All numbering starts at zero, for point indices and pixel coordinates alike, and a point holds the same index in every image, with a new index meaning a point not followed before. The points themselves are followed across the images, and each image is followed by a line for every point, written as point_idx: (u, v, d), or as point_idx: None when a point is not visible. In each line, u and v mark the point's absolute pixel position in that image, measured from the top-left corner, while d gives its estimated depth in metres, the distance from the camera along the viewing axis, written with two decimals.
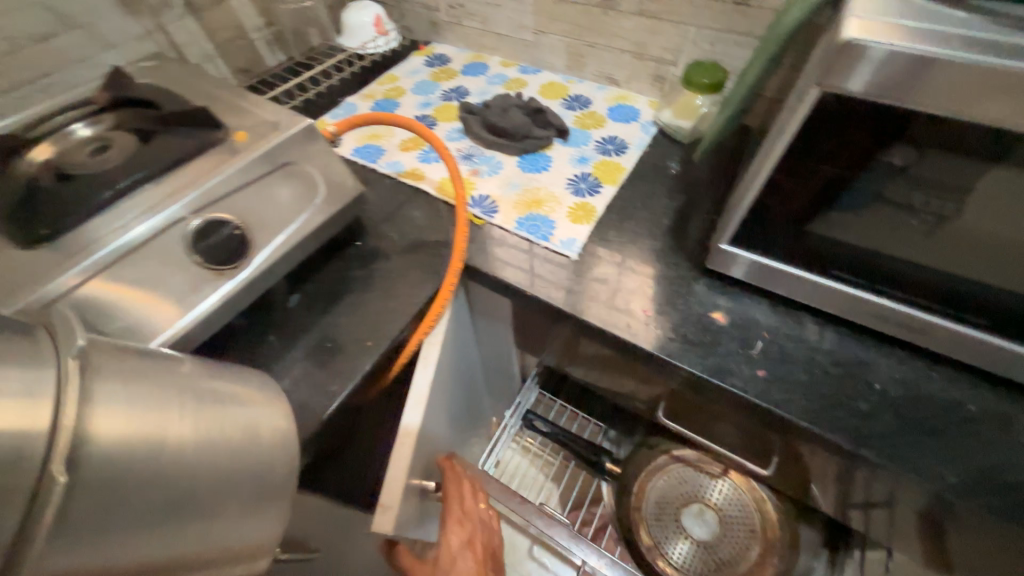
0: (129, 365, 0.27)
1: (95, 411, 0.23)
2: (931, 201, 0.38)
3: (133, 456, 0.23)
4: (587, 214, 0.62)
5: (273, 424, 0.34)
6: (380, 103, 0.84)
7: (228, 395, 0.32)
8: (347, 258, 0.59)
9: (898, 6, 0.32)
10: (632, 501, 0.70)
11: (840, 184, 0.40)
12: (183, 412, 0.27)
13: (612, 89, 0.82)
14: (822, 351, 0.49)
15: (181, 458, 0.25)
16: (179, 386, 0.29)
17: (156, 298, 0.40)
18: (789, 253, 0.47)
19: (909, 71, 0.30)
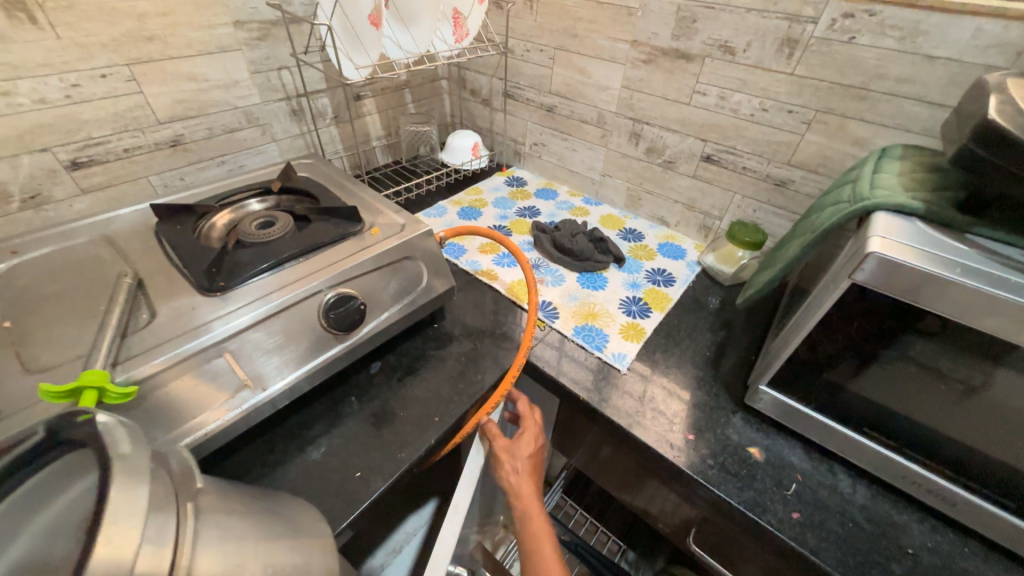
0: (220, 506, 0.30)
1: (198, 553, 0.26)
2: (958, 367, 0.42)
3: None
4: (637, 333, 0.71)
5: (327, 558, 0.35)
6: (465, 209, 0.97)
7: (291, 531, 0.34)
8: (425, 338, 0.69)
9: (914, 234, 0.42)
10: None
11: (869, 352, 0.47)
12: (257, 553, 0.29)
13: (662, 229, 0.95)
14: (855, 504, 0.52)
15: None
16: (256, 525, 0.31)
17: (214, 390, 0.45)
18: (823, 403, 0.53)
19: (922, 284, 0.39)
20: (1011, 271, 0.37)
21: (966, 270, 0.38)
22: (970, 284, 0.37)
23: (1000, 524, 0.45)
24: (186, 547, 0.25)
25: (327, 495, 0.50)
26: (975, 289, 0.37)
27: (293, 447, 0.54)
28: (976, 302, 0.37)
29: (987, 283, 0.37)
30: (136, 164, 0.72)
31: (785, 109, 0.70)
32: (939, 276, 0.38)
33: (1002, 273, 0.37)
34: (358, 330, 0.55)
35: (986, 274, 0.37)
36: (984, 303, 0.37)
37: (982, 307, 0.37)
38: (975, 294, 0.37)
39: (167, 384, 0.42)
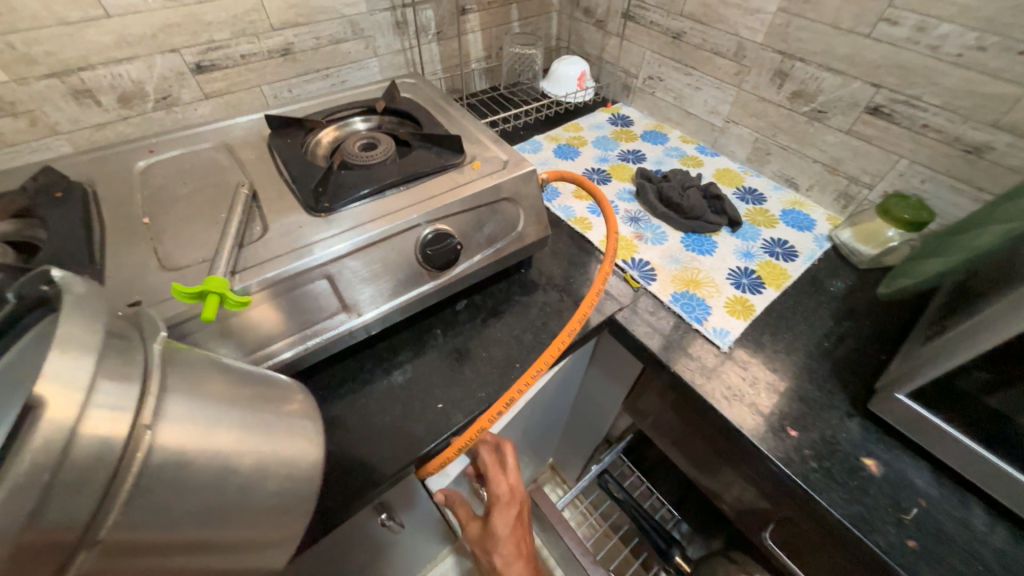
0: (196, 372, 0.27)
1: (165, 417, 0.23)
2: None
3: (190, 463, 0.23)
4: (744, 310, 0.63)
5: (313, 445, 0.32)
6: (562, 148, 0.90)
7: (278, 410, 0.31)
8: (512, 282, 0.66)
9: None
10: None
11: None
12: (232, 424, 0.26)
13: (789, 192, 0.81)
14: (990, 547, 0.44)
15: (231, 465, 0.25)
16: (236, 395, 0.28)
17: (314, 310, 0.47)
18: (980, 429, 0.44)
19: None
20: None
21: None
22: None
23: None
24: (150, 402, 0.23)
25: (410, 421, 0.52)
26: None
27: (381, 369, 0.56)
28: None
29: None
30: (250, 71, 0.72)
31: (1014, 49, 0.53)
32: None
33: None
34: (451, 269, 0.54)
35: None
36: None
37: None
38: None
39: (273, 300, 0.44)
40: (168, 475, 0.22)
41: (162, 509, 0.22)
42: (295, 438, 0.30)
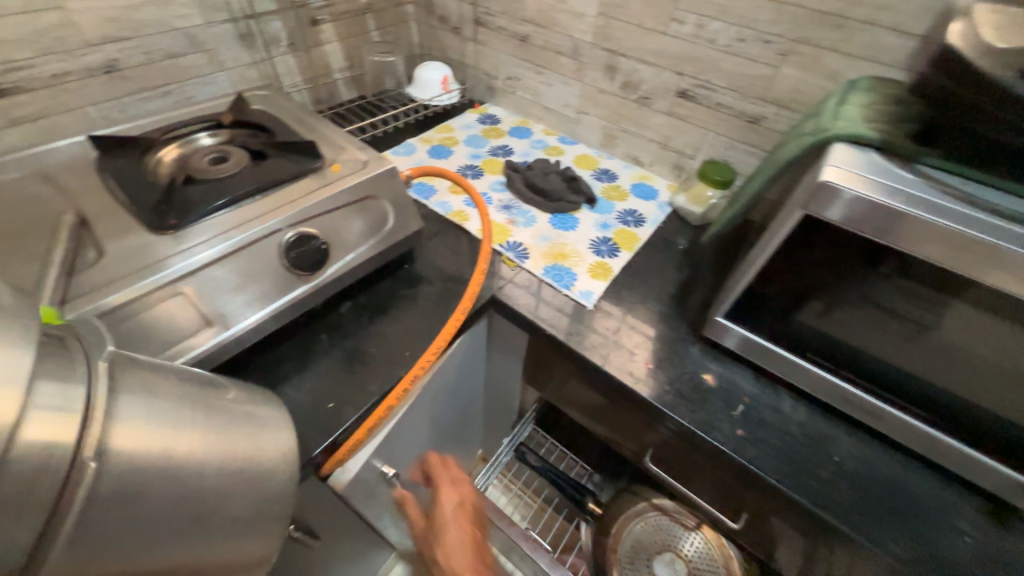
0: (152, 379, 0.27)
1: (118, 425, 0.23)
2: (912, 308, 0.45)
3: (149, 470, 0.24)
4: (605, 273, 0.72)
5: (277, 446, 0.33)
6: (436, 148, 0.94)
7: (240, 412, 0.32)
8: (396, 278, 0.68)
9: (870, 164, 0.43)
10: (609, 541, 0.75)
11: (817, 286, 0.49)
12: (195, 427, 0.27)
13: (636, 169, 0.94)
14: (794, 421, 0.56)
15: (195, 471, 0.26)
16: (195, 399, 0.29)
17: (178, 323, 0.45)
18: (772, 332, 0.56)
19: (882, 216, 0.41)
20: (965, 204, 0.39)
21: (915, 199, 0.40)
22: (923, 216, 0.39)
23: (918, 432, 0.51)
24: (100, 410, 0.23)
25: (302, 427, 0.52)
26: (928, 221, 0.39)
27: (266, 382, 0.55)
28: (928, 232, 0.39)
29: (938, 214, 0.39)
30: (69, 93, 0.66)
31: (762, 39, 0.68)
32: (897, 208, 0.39)
33: (958, 206, 0.39)
34: (324, 271, 0.54)
35: (937, 206, 0.39)
36: (937, 234, 0.39)
37: (927, 235, 0.39)
38: (929, 225, 0.39)
39: (136, 315, 0.43)
40: (126, 483, 0.23)
41: (117, 521, 0.22)
42: (254, 441, 0.31)
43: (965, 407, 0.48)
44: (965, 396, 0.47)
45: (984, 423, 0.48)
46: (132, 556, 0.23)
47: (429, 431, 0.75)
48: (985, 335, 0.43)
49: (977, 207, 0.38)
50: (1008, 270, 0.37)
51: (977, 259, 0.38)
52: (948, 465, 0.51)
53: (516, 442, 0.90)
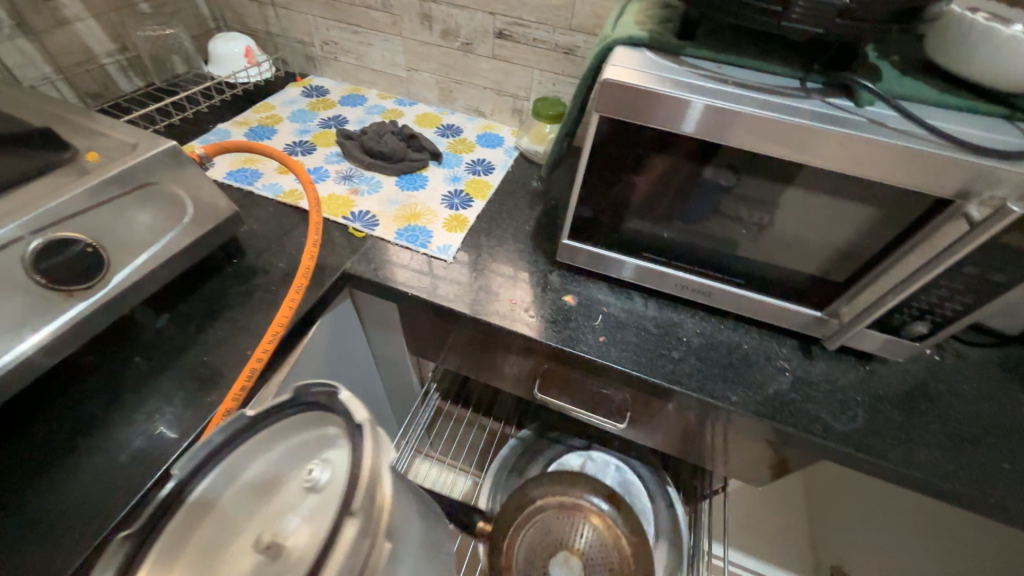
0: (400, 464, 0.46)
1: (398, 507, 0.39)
2: (751, 213, 0.53)
3: (408, 546, 0.40)
4: (460, 224, 0.71)
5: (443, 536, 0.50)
6: (254, 130, 0.83)
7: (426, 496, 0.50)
8: (225, 276, 0.60)
9: (684, 69, 0.46)
10: (501, 560, 0.64)
11: (626, 185, 0.55)
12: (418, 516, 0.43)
13: (480, 120, 0.93)
14: (646, 317, 0.62)
15: (416, 551, 0.41)
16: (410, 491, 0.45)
17: None
18: (609, 242, 0.61)
19: (708, 116, 0.44)
20: (767, 95, 0.43)
21: (731, 96, 0.43)
22: (741, 109, 0.42)
23: (738, 297, 0.59)
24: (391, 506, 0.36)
25: (122, 464, 0.43)
26: (747, 113, 0.42)
27: (63, 433, 0.45)
28: (746, 126, 0.43)
29: (753, 106, 0.43)
30: None
31: None
32: (719, 105, 0.43)
33: (763, 98, 0.43)
34: (106, 280, 0.46)
35: (749, 99, 0.43)
36: (752, 125, 0.43)
37: (747, 129, 0.43)
38: (747, 117, 0.43)
39: None
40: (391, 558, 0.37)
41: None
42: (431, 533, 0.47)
43: (764, 265, 0.56)
44: (764, 253, 0.56)
45: (779, 274, 0.57)
46: None
47: None
48: (802, 212, 0.51)
49: (724, 82, 0.44)
50: (811, 149, 0.43)
51: (783, 142, 0.43)
52: (764, 318, 0.60)
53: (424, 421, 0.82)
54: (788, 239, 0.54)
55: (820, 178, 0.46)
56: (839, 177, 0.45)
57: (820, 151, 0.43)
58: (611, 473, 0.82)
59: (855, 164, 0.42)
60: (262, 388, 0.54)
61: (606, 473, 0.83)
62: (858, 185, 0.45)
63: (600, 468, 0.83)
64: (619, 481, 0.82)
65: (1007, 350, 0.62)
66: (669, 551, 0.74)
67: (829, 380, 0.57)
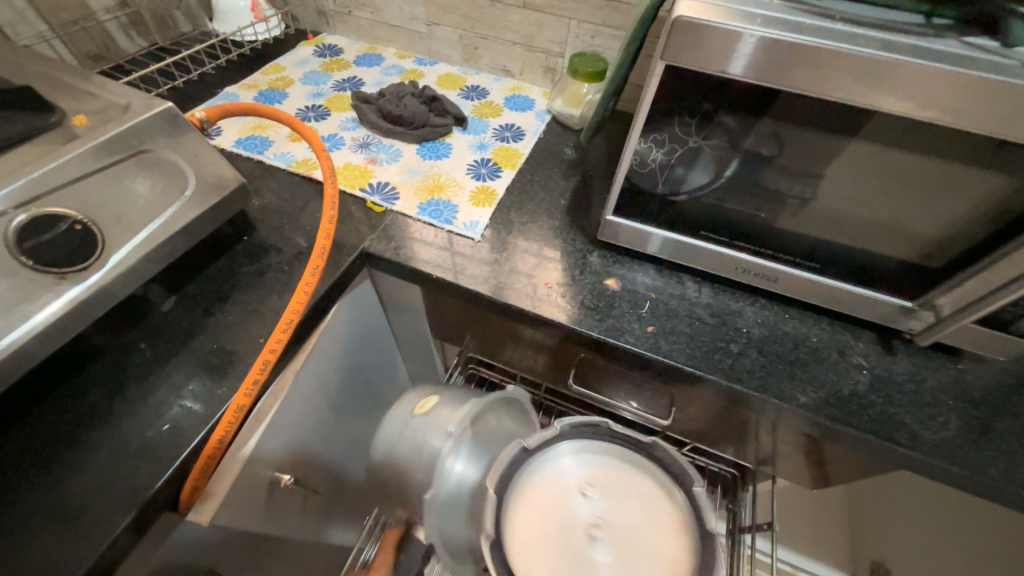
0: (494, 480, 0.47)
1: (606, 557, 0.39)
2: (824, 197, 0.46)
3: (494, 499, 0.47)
4: (488, 197, 0.64)
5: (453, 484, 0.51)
6: (264, 93, 0.76)
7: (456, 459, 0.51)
8: (234, 255, 0.55)
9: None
10: None
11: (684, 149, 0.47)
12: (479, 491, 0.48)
13: (507, 80, 0.84)
14: (699, 304, 0.55)
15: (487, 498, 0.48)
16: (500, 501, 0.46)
17: None
18: (660, 219, 0.53)
19: (772, 53, 0.36)
20: (845, 23, 0.35)
21: (802, 28, 0.35)
22: (811, 41, 0.34)
23: (812, 283, 0.51)
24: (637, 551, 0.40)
25: (127, 461, 0.39)
26: (817, 46, 0.34)
27: (70, 426, 0.41)
28: (818, 65, 0.35)
29: (826, 37, 0.35)
30: None
31: None
32: (783, 37, 0.35)
33: (838, 27, 0.35)
34: (101, 261, 0.41)
35: (823, 29, 0.35)
36: (827, 63, 0.35)
37: (820, 68, 0.35)
38: (819, 52, 0.34)
39: None
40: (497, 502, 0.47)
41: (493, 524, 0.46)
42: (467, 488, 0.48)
43: (845, 246, 0.48)
44: (847, 231, 0.48)
45: (863, 255, 0.48)
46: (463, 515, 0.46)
47: (335, 421, 0.66)
48: (896, 183, 0.42)
49: (830, 18, 0.36)
50: (898, 92, 0.35)
51: (864, 82, 0.35)
52: (840, 307, 0.52)
53: None
54: (877, 215, 0.46)
55: (939, 137, 0.38)
56: (967, 137, 0.36)
57: (957, 106, 0.34)
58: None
59: (999, 122, 0.34)
60: (279, 377, 0.50)
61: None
62: (987, 148, 0.37)
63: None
64: None
65: None
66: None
67: (913, 381, 0.50)
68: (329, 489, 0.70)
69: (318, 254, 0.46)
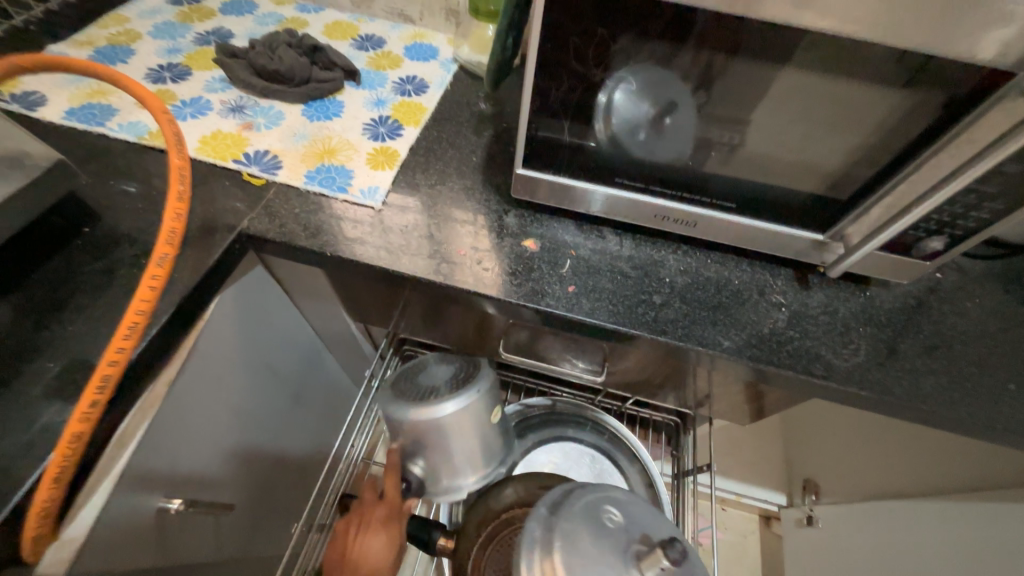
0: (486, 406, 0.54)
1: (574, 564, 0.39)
2: (732, 129, 0.44)
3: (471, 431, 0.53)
4: (389, 158, 0.57)
5: (445, 432, 0.52)
6: (102, 51, 0.62)
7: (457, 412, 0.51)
8: (73, 250, 0.45)
9: None
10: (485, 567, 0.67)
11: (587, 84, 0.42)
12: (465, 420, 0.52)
13: (407, 27, 0.75)
14: (622, 258, 0.52)
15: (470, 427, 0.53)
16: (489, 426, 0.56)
17: None
18: (572, 169, 0.49)
19: None
20: None
21: None
22: None
23: (730, 225, 0.49)
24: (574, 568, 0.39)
25: None
26: None
27: None
28: None
29: None
30: None
31: None
32: None
33: None
34: None
35: None
36: None
37: None
38: None
39: None
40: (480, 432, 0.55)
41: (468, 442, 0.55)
42: (462, 431, 0.53)
43: (759, 182, 0.47)
44: (760, 167, 0.46)
45: (776, 190, 0.47)
46: (454, 443, 0.53)
47: (245, 427, 0.59)
48: (800, 108, 0.41)
49: None
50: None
51: None
52: (759, 247, 0.51)
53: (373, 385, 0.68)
54: (787, 147, 0.44)
55: (839, 53, 0.35)
56: (865, 52, 0.34)
57: (847, 11, 0.32)
58: (586, 464, 0.71)
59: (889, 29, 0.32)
60: (150, 392, 0.42)
61: (580, 465, 0.72)
62: (884, 63, 0.35)
63: (573, 462, 0.72)
64: (594, 473, 0.71)
65: (1011, 261, 0.56)
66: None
67: (828, 312, 0.50)
68: (251, 499, 0.64)
69: (165, 240, 0.38)
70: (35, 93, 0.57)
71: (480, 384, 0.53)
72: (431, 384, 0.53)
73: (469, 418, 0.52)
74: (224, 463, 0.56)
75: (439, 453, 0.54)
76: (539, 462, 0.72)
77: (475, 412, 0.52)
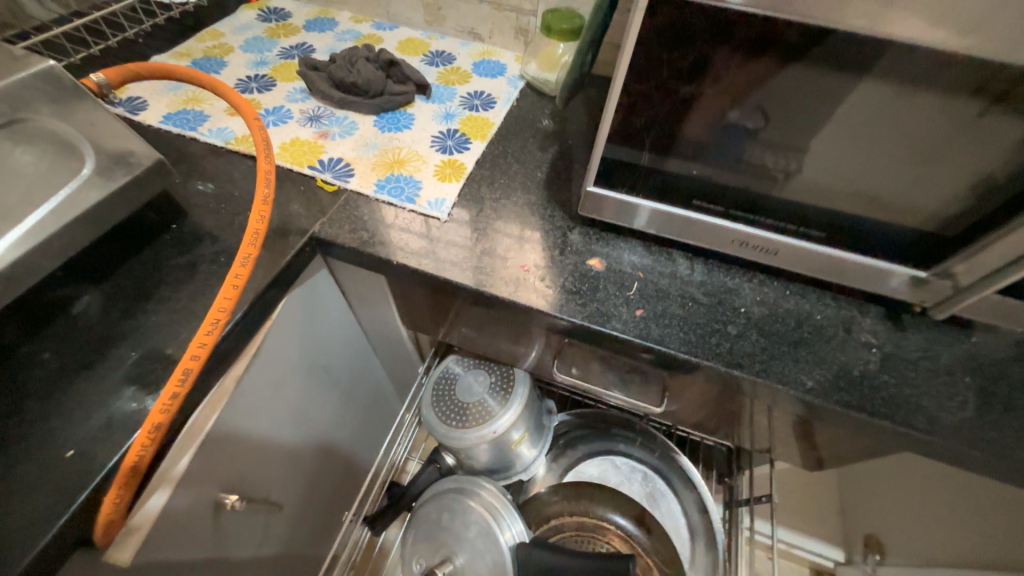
0: (523, 421, 0.60)
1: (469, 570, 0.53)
2: (830, 153, 0.41)
3: (507, 439, 0.60)
4: (456, 171, 0.57)
5: (484, 443, 0.59)
6: (198, 62, 0.67)
7: (498, 425, 0.58)
8: (161, 244, 0.47)
9: None
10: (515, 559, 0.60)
11: (677, 103, 0.41)
12: (504, 432, 0.59)
13: (476, 45, 0.76)
14: (693, 283, 0.50)
15: (507, 438, 0.60)
16: (521, 439, 0.62)
17: None
18: (648, 187, 0.47)
19: None
20: None
21: None
22: None
23: (814, 256, 0.46)
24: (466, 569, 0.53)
25: (15, 496, 0.32)
26: None
27: None
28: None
29: None
30: None
31: None
32: None
33: None
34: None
35: None
36: None
37: None
38: None
39: None
40: (512, 445, 0.62)
41: (499, 452, 0.61)
42: (499, 441, 0.59)
43: (856, 208, 0.43)
44: (856, 197, 0.42)
45: (872, 221, 0.43)
46: (488, 449, 0.60)
47: (298, 429, 0.59)
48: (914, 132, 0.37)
49: None
50: (917, 9, 0.30)
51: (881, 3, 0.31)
52: (842, 280, 0.47)
53: (414, 398, 0.71)
54: (890, 174, 0.40)
55: (966, 73, 0.32)
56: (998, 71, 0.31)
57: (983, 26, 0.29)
58: (637, 481, 0.68)
59: None
60: (218, 384, 0.43)
61: (631, 482, 0.69)
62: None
63: (624, 477, 0.69)
64: (645, 493, 0.68)
65: None
66: (706, 559, 0.61)
67: (926, 358, 0.45)
68: (295, 501, 0.64)
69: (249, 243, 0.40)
70: (138, 98, 0.61)
71: (497, 424, 0.58)
72: (462, 405, 0.60)
73: (484, 447, 0.59)
74: (276, 463, 0.56)
75: (472, 457, 0.61)
76: (588, 475, 0.70)
77: (514, 429, 0.59)
